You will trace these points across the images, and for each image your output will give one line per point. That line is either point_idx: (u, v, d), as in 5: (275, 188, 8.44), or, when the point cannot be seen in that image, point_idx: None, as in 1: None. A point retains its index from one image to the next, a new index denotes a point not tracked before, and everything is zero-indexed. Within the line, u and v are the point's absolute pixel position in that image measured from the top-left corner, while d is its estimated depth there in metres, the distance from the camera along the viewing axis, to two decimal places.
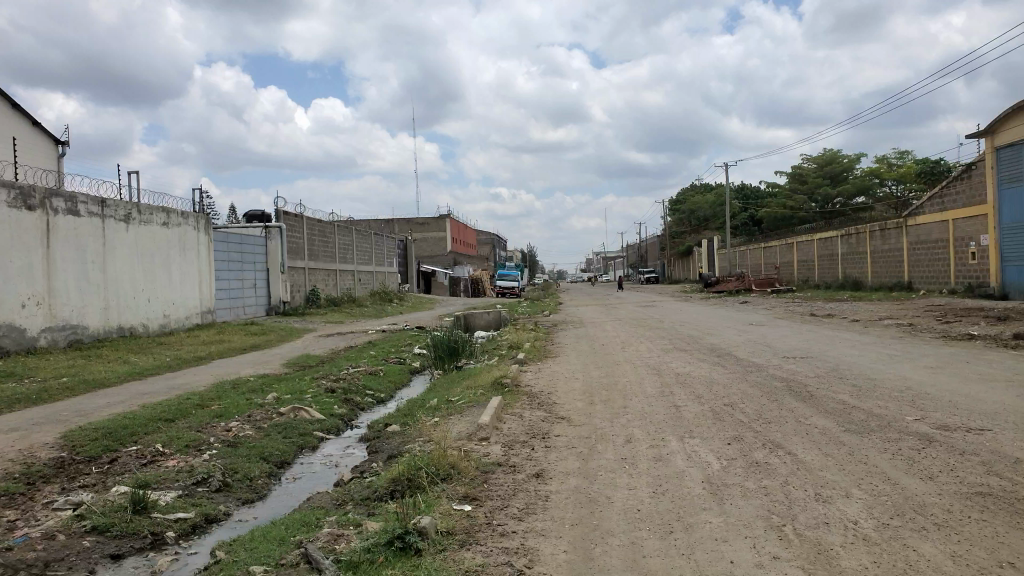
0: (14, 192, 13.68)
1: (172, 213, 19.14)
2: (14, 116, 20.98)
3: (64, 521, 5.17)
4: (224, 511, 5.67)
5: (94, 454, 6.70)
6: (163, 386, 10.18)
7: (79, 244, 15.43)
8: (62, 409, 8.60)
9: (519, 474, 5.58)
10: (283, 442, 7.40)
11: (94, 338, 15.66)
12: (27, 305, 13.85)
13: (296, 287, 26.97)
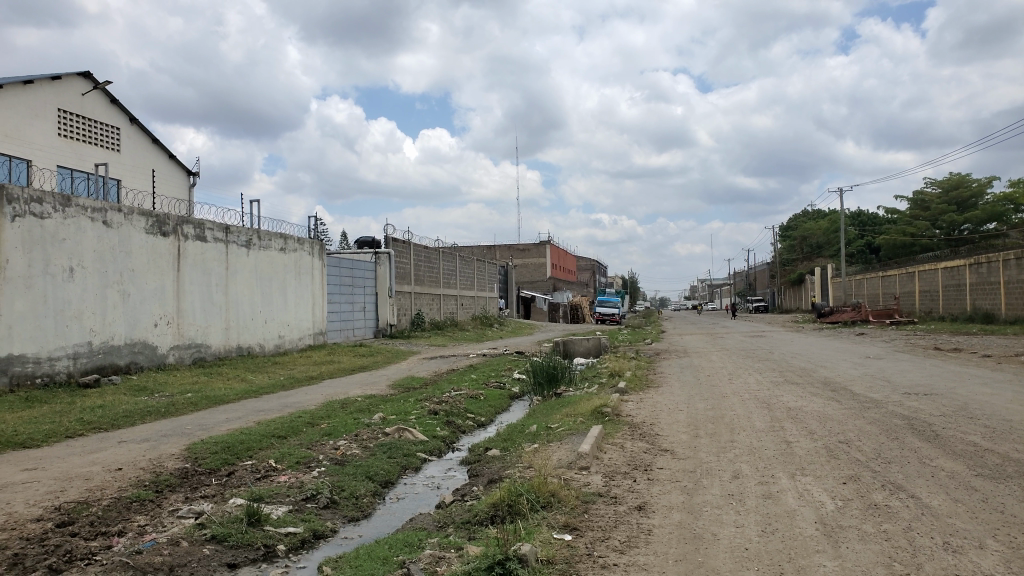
0: (151, 220, 14.74)
1: (289, 239, 20.11)
2: (154, 150, 22.63)
3: (187, 529, 5.47)
4: (331, 528, 5.82)
5: (214, 466, 7.06)
6: (277, 404, 10.63)
7: (205, 268, 16.43)
8: (186, 423, 9.12)
9: (621, 505, 5.47)
10: (388, 462, 7.55)
11: (217, 357, 16.61)
12: (159, 324, 14.85)
13: (402, 310, 27.71)
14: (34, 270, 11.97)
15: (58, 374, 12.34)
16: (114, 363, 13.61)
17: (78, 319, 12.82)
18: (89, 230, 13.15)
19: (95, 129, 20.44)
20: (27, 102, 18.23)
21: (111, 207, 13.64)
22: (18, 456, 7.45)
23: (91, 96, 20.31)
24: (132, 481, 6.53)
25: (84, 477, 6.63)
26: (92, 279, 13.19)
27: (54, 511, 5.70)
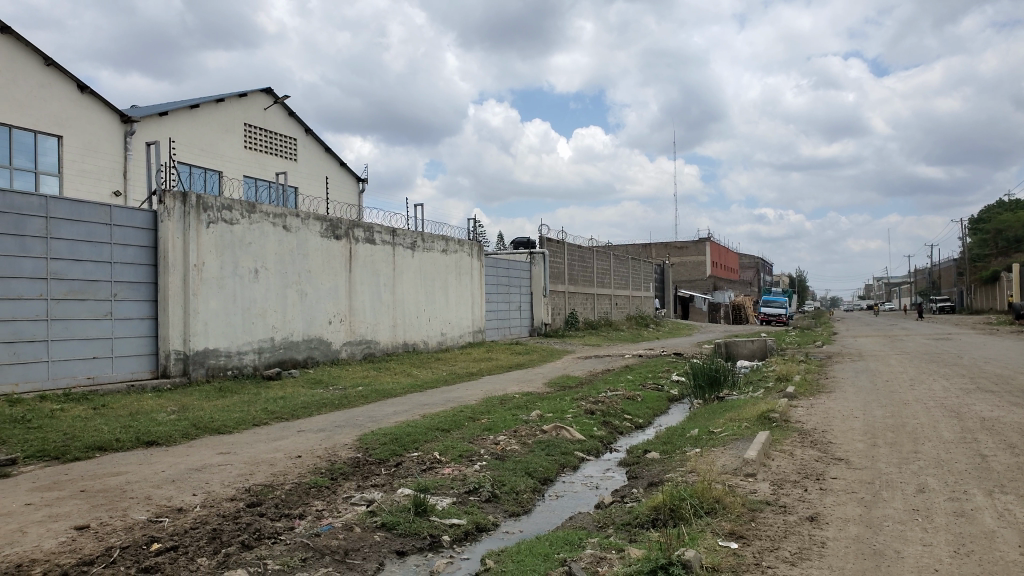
0: (326, 224, 15.75)
1: (451, 240, 20.81)
2: (326, 158, 24.16)
3: (360, 515, 5.78)
4: (493, 522, 5.94)
5: (383, 456, 7.42)
6: (440, 398, 11.02)
7: (374, 269, 17.34)
8: (357, 414, 9.66)
9: (791, 515, 5.19)
10: (547, 460, 7.60)
11: (384, 353, 17.51)
12: (333, 321, 15.86)
13: (557, 310, 27.94)
14: (225, 272, 13.15)
15: (246, 367, 13.50)
16: (294, 357, 14.69)
17: (262, 316, 13.96)
18: (271, 235, 14.26)
19: (275, 141, 22.12)
20: (219, 118, 20.08)
21: (290, 213, 14.71)
22: (214, 440, 8.21)
23: (272, 110, 21.99)
24: (311, 467, 7.01)
25: (270, 462, 7.19)
26: (274, 279, 14.30)
27: (245, 492, 6.23)
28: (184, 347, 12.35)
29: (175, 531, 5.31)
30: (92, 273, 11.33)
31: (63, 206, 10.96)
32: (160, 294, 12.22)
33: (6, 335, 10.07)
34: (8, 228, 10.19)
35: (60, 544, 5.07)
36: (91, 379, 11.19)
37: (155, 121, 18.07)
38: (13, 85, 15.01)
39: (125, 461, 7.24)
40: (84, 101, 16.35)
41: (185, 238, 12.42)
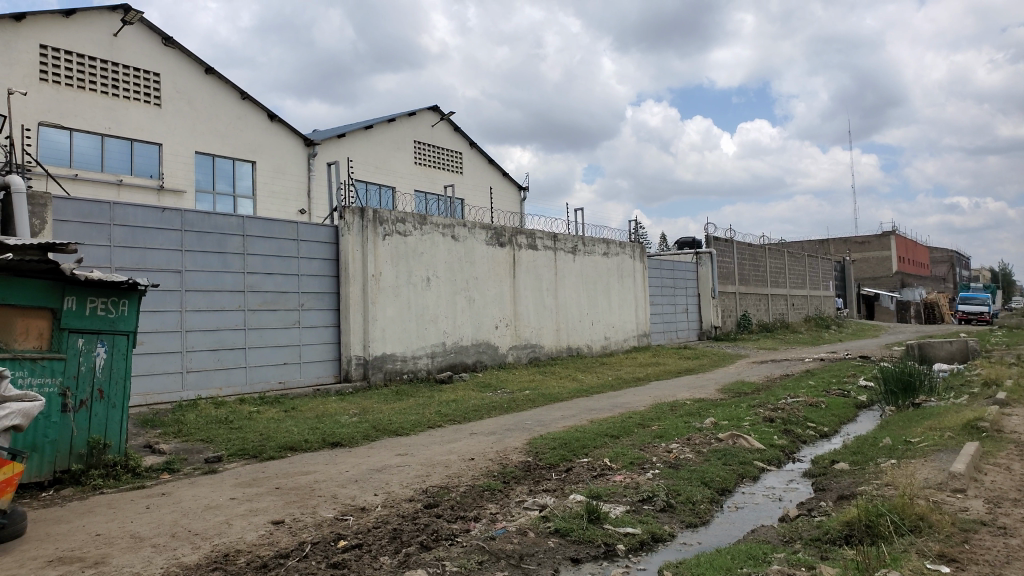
0: (490, 232, 16.10)
1: (613, 243, 20.64)
2: (489, 168, 24.73)
3: (533, 520, 5.79)
4: (669, 532, 5.72)
5: (554, 461, 7.40)
6: (608, 403, 10.88)
7: (537, 274, 17.52)
8: (527, 419, 9.73)
9: (1014, 538, 4.58)
10: (723, 469, 7.25)
11: (550, 357, 17.63)
12: (499, 327, 16.17)
13: (727, 312, 26.91)
14: (399, 281, 13.78)
15: (420, 371, 14.04)
16: (464, 362, 15.12)
17: (434, 323, 14.47)
18: (441, 244, 14.77)
19: (442, 155, 22.94)
20: (390, 136, 21.15)
21: (457, 222, 15.17)
22: (392, 442, 8.57)
23: (438, 126, 22.80)
24: (484, 470, 7.12)
25: (445, 464, 7.39)
26: (445, 287, 14.80)
27: (423, 494, 6.43)
28: (363, 353, 13.07)
29: (360, 530, 5.58)
30: (282, 285, 12.23)
31: (257, 224, 11.92)
32: (341, 303, 13.01)
33: (211, 343, 11.10)
34: (213, 246, 11.23)
35: (259, 537, 5.49)
36: (283, 383, 12.08)
37: (334, 142, 19.32)
38: (214, 119, 16.66)
39: (314, 461, 7.72)
40: (274, 128, 17.79)
41: (363, 250, 13.16)
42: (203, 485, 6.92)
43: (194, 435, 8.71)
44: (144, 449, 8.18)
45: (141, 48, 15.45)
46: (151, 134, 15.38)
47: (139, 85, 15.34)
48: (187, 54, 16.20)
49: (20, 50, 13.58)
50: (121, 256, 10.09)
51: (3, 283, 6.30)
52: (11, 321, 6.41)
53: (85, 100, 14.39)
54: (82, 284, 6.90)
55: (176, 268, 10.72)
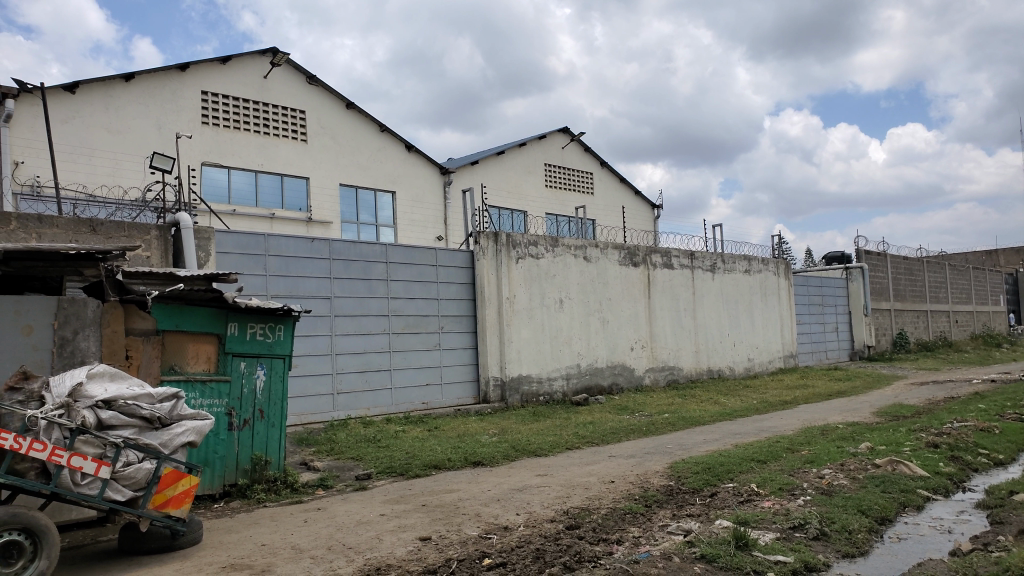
0: (624, 252, 15.99)
1: (753, 260, 19.92)
2: (622, 188, 24.56)
3: (678, 545, 5.68)
4: (824, 562, 5.39)
5: (697, 486, 7.21)
6: (753, 427, 10.47)
7: (674, 294, 17.20)
8: (668, 442, 9.55)
9: None
10: (882, 497, 6.80)
11: (688, 379, 17.22)
12: (635, 348, 15.99)
13: (881, 330, 25.29)
14: (533, 303, 13.97)
15: (556, 392, 14.12)
16: (600, 384, 15.05)
17: (568, 344, 14.53)
18: (574, 266, 14.84)
19: (574, 177, 23.04)
20: (522, 161, 21.55)
21: (590, 243, 15.20)
22: (531, 462, 8.65)
23: (570, 148, 22.95)
24: (625, 493, 7.05)
25: (584, 486, 7.38)
26: (578, 308, 14.84)
27: (564, 514, 6.47)
28: (501, 374, 13.33)
29: (503, 549, 5.70)
30: (423, 309, 12.68)
31: (399, 251, 12.45)
32: (479, 326, 13.32)
33: (359, 365, 11.66)
34: (358, 273, 11.83)
35: (408, 552, 5.72)
36: (425, 403, 12.49)
37: (469, 170, 19.91)
38: (356, 152, 17.61)
39: (456, 479, 7.92)
40: (412, 159, 18.56)
41: (497, 274, 13.47)
42: (354, 501, 7.27)
43: (345, 453, 9.17)
44: (301, 465, 8.69)
45: (290, 90, 16.64)
46: (299, 168, 16.49)
47: (288, 124, 16.50)
48: (330, 92, 17.25)
49: (185, 97, 14.98)
50: (277, 284, 10.83)
51: (173, 311, 6.98)
52: (183, 346, 7.06)
53: (240, 140, 15.63)
54: (242, 311, 7.47)
55: (325, 295, 11.38)
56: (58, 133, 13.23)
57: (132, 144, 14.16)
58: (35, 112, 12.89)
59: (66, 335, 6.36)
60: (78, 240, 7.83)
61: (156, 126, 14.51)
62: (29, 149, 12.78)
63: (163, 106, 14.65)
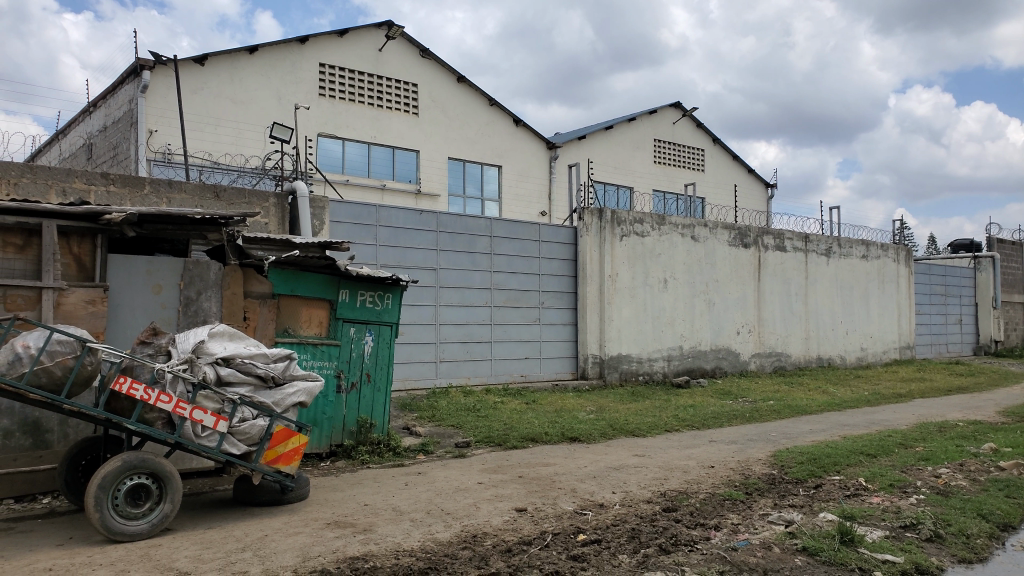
0: (733, 233, 15.52)
1: (872, 245, 18.93)
2: (735, 165, 23.68)
3: (778, 535, 5.56)
4: (937, 565, 5.11)
5: (802, 476, 6.97)
6: (865, 419, 10.01)
7: (785, 278, 16.60)
8: (773, 430, 9.26)
9: None
10: (1006, 502, 6.37)
11: (796, 366, 16.65)
12: (741, 332, 15.56)
13: (1011, 325, 23.62)
14: (636, 282, 13.80)
15: (656, 373, 13.96)
16: (702, 367, 14.76)
17: (671, 325, 14.30)
18: (680, 245, 14.54)
19: (684, 153, 22.41)
20: (629, 136, 21.17)
21: (698, 222, 14.83)
22: (630, 442, 8.58)
23: (680, 123, 22.30)
24: (726, 479, 6.91)
25: (684, 469, 7.26)
26: (683, 289, 14.55)
27: (661, 496, 6.41)
28: (600, 352, 13.28)
29: (598, 526, 5.73)
30: (525, 284, 12.74)
31: (503, 226, 12.52)
32: (579, 302, 13.28)
33: (461, 336, 11.87)
34: (463, 246, 11.99)
35: (504, 523, 5.82)
36: (524, 376, 12.62)
37: (574, 144, 19.72)
38: (463, 126, 17.76)
39: (553, 453, 7.96)
40: (518, 133, 18.54)
41: (600, 251, 13.37)
42: (454, 468, 7.42)
43: (445, 420, 9.37)
44: (403, 430, 8.92)
45: (403, 62, 16.90)
46: (408, 141, 16.82)
47: (400, 96, 16.81)
48: (442, 65, 17.40)
49: (304, 68, 15.48)
50: (386, 254, 11.10)
51: (289, 276, 7.26)
52: (297, 310, 7.38)
53: (355, 111, 16.11)
54: (354, 278, 7.70)
55: (431, 266, 11.60)
56: (187, 102, 13.94)
57: (252, 114, 14.76)
58: (167, 82, 13.61)
59: (191, 295, 6.88)
60: (203, 205, 8.15)
61: (275, 96, 15.08)
62: (162, 117, 13.52)
63: (283, 78, 15.20)
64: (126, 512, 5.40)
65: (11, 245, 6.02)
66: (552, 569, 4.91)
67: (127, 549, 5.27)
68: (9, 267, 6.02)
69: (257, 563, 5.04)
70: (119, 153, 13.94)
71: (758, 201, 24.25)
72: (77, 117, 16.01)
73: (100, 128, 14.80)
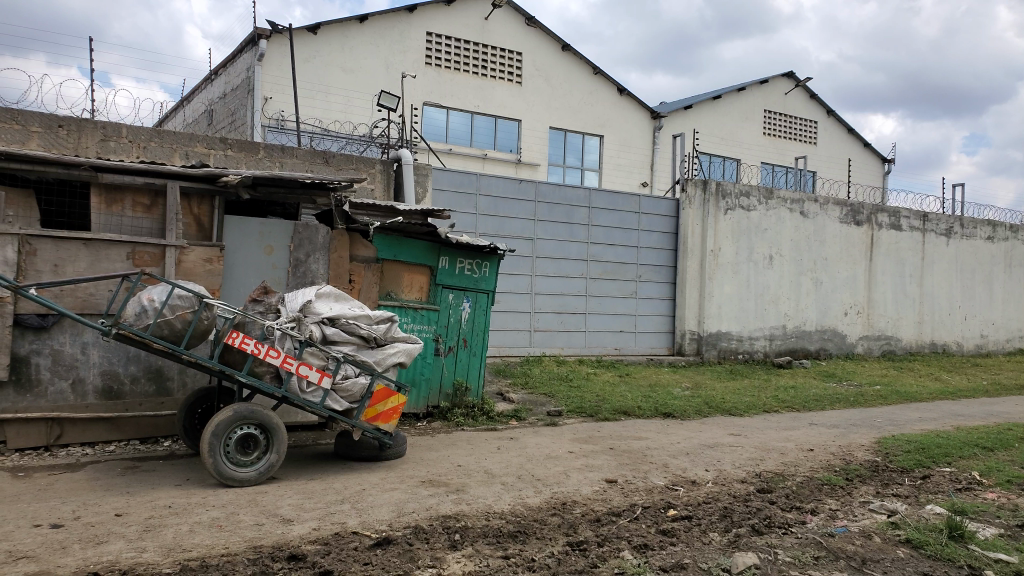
0: (846, 209, 14.83)
1: (999, 227, 17.67)
2: (850, 139, 22.53)
3: (880, 525, 5.35)
4: None
5: (907, 466, 6.66)
6: (981, 411, 9.43)
7: (899, 259, 15.77)
8: (878, 416, 8.87)
9: None
10: None
11: (906, 352, 15.87)
12: (849, 313, 14.93)
13: None
14: (739, 258, 13.43)
15: (756, 352, 13.61)
16: (806, 348, 14.28)
17: (775, 303, 13.87)
18: (788, 221, 14.02)
19: (797, 125, 21.50)
20: (737, 108, 20.47)
21: (809, 197, 14.24)
22: (726, 421, 8.41)
23: (794, 94, 21.35)
24: (824, 463, 6.70)
25: (780, 451, 7.07)
26: (790, 267, 14.06)
27: (756, 477, 6.28)
28: (698, 328, 13.06)
29: (690, 502, 5.67)
30: (622, 256, 12.61)
31: (603, 197, 12.39)
32: (679, 278, 13.07)
33: (556, 306, 11.92)
34: (561, 217, 11.97)
35: (594, 492, 5.85)
36: (618, 349, 12.58)
37: (680, 115, 19.23)
38: (567, 95, 17.62)
39: (645, 428, 7.90)
40: (622, 103, 18.22)
41: (703, 225, 13.06)
42: (545, 435, 7.48)
43: (538, 389, 9.46)
44: (497, 396, 9.06)
45: (508, 31, 16.87)
46: (510, 111, 16.89)
47: (503, 65, 16.83)
48: (547, 34, 17.26)
49: (412, 38, 15.72)
50: (485, 223, 11.22)
51: (393, 242, 7.50)
52: (399, 275, 7.61)
53: (458, 81, 16.29)
54: (454, 246, 7.84)
55: (529, 236, 11.65)
56: (300, 71, 14.41)
57: (362, 83, 15.11)
58: (282, 51, 14.10)
59: (300, 257, 7.12)
60: (313, 170, 8.42)
61: (384, 66, 15.40)
62: (276, 85, 14.05)
63: (392, 47, 15.49)
64: (236, 459, 5.74)
65: (140, 205, 6.55)
66: (640, 542, 4.91)
67: (236, 493, 5.60)
68: (138, 225, 6.55)
69: (354, 515, 5.26)
70: (237, 119, 14.59)
71: (874, 177, 23.03)
72: (199, 85, 16.86)
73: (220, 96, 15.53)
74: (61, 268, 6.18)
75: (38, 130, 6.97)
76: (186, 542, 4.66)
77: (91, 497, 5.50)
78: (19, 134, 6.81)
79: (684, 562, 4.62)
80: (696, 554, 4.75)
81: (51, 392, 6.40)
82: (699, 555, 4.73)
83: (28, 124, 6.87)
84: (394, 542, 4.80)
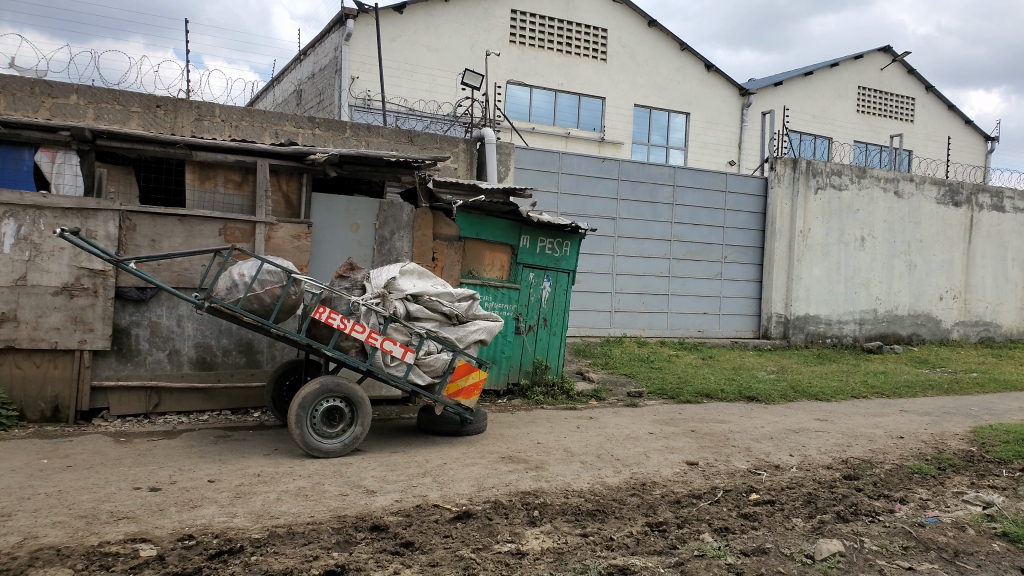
0: (944, 189, 14.25)
1: None
2: (949, 116, 21.59)
3: (974, 517, 5.17)
4: None
5: (1005, 457, 6.37)
6: None
7: (1001, 242, 15.09)
8: (971, 405, 8.54)
9: None
10: None
11: (1006, 339, 15.23)
12: (945, 298, 14.40)
13: None
14: (829, 239, 13.07)
15: (846, 337, 13.30)
16: (897, 333, 13.85)
17: (866, 287, 13.47)
18: (882, 201, 13.55)
19: (892, 102, 20.70)
20: (828, 85, 19.82)
21: (904, 176, 13.73)
22: (811, 405, 8.24)
23: (891, 69, 20.53)
24: (915, 451, 6.50)
25: (869, 437, 6.89)
26: (882, 249, 13.61)
27: (842, 463, 6.14)
28: (785, 311, 12.79)
29: (773, 487, 5.58)
30: (707, 236, 12.43)
31: (688, 175, 12.22)
32: (766, 259, 12.80)
33: (638, 288, 11.85)
34: (645, 196, 11.85)
35: (674, 474, 5.81)
36: (701, 331, 12.43)
37: (771, 92, 18.75)
38: (654, 72, 17.38)
39: (729, 411, 7.80)
40: (710, 79, 17.81)
41: (793, 204, 12.74)
42: (625, 416, 7.47)
43: (619, 369, 9.46)
44: (578, 375, 9.12)
45: (593, 7, 16.69)
46: (597, 88, 16.80)
47: (589, 42, 16.70)
48: (634, 10, 17.02)
49: (497, 16, 15.70)
50: (566, 202, 11.19)
51: (475, 221, 7.57)
52: (480, 254, 7.70)
53: (543, 60, 16.27)
54: (535, 225, 7.89)
55: (611, 216, 11.58)
56: (387, 50, 14.59)
57: (447, 61, 15.22)
58: (369, 31, 14.28)
59: (385, 235, 7.24)
60: (398, 149, 8.52)
61: (470, 44, 15.45)
62: (364, 64, 14.25)
63: (476, 25, 15.51)
64: (322, 431, 5.90)
65: (231, 182, 6.76)
66: (721, 525, 4.86)
67: (322, 463, 5.75)
68: (229, 202, 6.77)
69: (436, 489, 5.35)
70: (325, 100, 14.88)
71: (974, 156, 22.04)
72: (287, 65, 17.24)
73: (310, 76, 15.81)
74: (158, 243, 6.44)
75: (138, 110, 7.28)
76: (274, 509, 4.82)
77: (186, 463, 5.74)
78: (121, 115, 7.16)
79: (765, 546, 4.54)
80: (779, 539, 4.68)
81: (149, 362, 6.68)
82: (781, 540, 4.66)
83: (128, 105, 7.20)
84: (473, 516, 4.87)
